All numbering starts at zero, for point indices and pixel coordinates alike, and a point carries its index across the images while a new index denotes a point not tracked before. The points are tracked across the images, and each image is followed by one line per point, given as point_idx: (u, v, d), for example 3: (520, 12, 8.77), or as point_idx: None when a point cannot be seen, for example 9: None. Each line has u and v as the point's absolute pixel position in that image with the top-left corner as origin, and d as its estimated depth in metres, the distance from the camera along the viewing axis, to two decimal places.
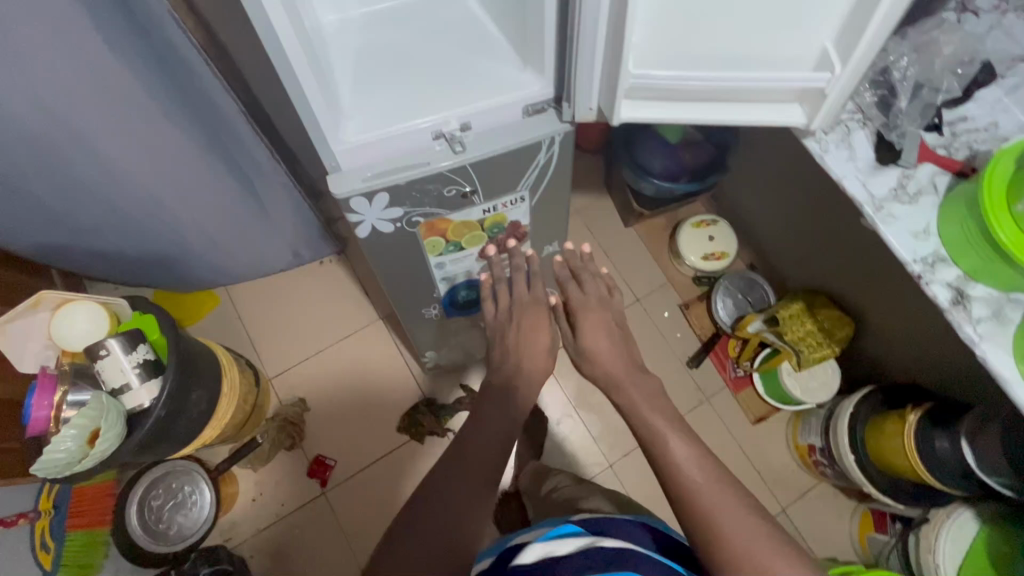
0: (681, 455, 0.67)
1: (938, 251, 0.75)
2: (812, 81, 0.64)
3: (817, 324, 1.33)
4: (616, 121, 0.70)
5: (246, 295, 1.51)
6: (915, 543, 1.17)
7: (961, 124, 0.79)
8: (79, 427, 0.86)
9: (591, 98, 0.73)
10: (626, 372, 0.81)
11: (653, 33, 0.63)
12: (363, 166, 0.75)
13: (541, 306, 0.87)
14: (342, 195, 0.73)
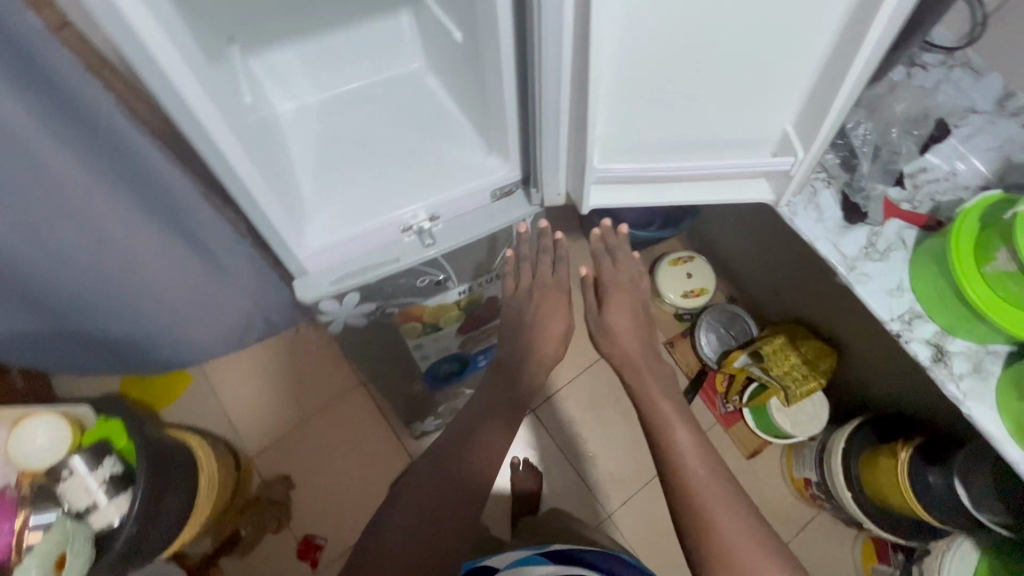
0: (686, 447, 0.69)
1: (913, 307, 0.75)
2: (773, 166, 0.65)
3: (801, 356, 1.33)
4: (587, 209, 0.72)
5: (219, 372, 1.45)
6: (919, 575, 1.16)
7: (922, 176, 0.81)
8: (42, 554, 0.77)
9: (558, 183, 0.72)
10: (643, 356, 0.80)
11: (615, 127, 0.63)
12: (330, 267, 0.73)
13: (564, 289, 0.80)
14: (310, 300, 0.71)
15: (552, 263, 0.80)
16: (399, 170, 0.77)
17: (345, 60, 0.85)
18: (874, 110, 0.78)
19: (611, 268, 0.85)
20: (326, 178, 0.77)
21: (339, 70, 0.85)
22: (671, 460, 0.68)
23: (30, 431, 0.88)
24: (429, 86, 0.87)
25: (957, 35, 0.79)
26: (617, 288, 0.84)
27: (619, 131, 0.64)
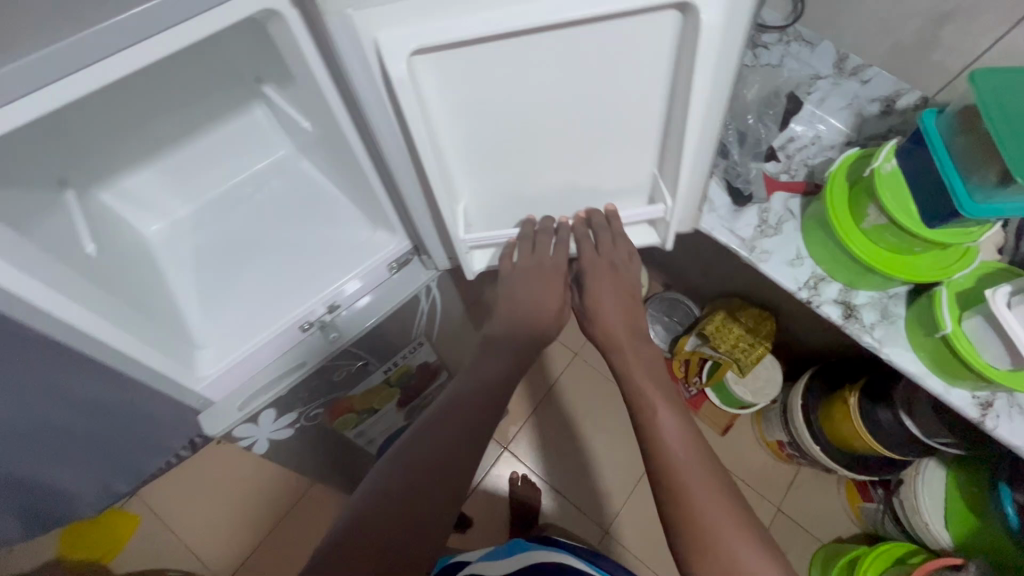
0: (671, 430, 0.58)
1: (815, 272, 0.78)
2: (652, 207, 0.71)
3: (743, 326, 1.36)
4: (473, 275, 0.76)
5: (167, 500, 1.35)
6: (900, 505, 1.20)
7: (791, 145, 0.86)
8: None
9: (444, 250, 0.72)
10: (629, 337, 0.69)
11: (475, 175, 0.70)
12: (234, 393, 0.67)
13: (550, 274, 0.72)
14: (220, 433, 0.65)
15: (546, 243, 0.73)
16: (287, 277, 0.75)
17: (207, 166, 0.83)
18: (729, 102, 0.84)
19: (590, 253, 0.73)
20: (209, 299, 0.75)
21: (204, 178, 0.84)
22: (650, 438, 0.58)
23: None
24: (302, 169, 0.85)
25: (783, 14, 0.86)
26: (597, 270, 0.72)
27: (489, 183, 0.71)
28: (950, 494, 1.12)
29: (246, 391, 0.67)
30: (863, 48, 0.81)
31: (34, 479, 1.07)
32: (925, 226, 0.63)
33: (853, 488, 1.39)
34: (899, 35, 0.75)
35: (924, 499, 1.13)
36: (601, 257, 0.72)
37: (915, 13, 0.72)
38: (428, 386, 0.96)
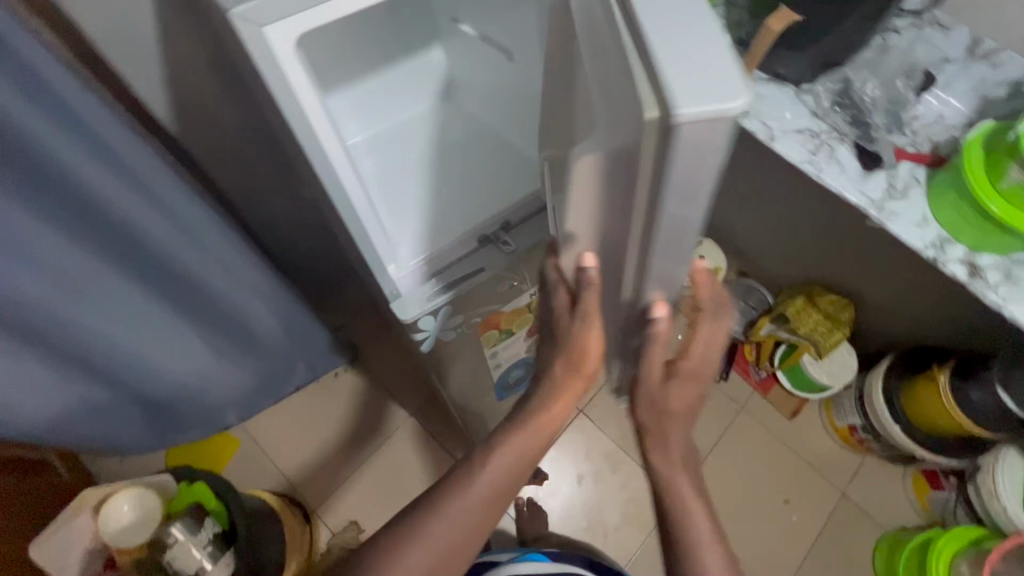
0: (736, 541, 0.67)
1: (940, 234, 0.84)
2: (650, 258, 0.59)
3: (822, 312, 1.41)
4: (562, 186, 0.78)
5: (268, 428, 1.44)
6: (975, 492, 1.23)
7: (917, 122, 0.92)
8: None
9: None
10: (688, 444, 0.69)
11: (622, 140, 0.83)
12: (419, 287, 0.78)
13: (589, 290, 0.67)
14: (409, 322, 0.76)
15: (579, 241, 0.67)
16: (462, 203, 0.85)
17: (391, 98, 0.95)
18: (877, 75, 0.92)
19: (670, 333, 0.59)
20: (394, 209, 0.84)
21: (385, 108, 0.95)
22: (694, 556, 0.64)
23: (119, 504, 0.89)
24: (466, 111, 0.94)
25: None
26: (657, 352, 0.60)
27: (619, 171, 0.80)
28: None
29: (430, 286, 0.78)
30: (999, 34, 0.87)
31: (175, 390, 1.15)
32: None
33: (920, 479, 1.43)
34: None
35: (1003, 484, 1.14)
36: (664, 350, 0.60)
37: None
38: None
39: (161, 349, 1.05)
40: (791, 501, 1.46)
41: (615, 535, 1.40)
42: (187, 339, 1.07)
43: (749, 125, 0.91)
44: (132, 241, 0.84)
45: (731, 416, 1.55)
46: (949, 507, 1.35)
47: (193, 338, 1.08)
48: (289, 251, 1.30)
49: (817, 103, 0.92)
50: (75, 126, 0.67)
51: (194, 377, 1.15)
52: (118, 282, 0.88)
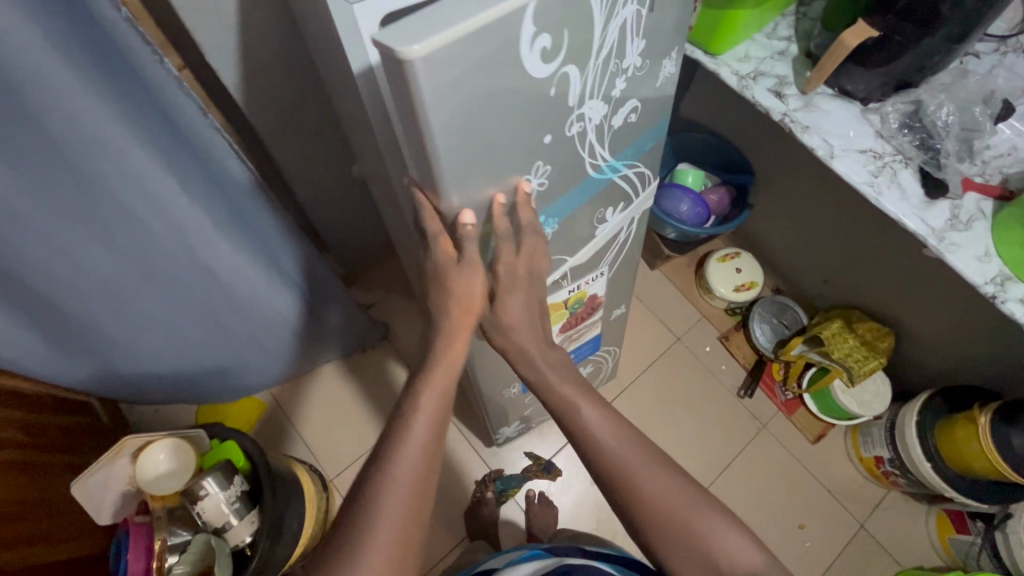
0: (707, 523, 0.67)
1: (1003, 271, 0.81)
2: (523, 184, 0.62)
3: (859, 338, 1.38)
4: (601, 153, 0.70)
5: (293, 396, 1.48)
6: (1003, 540, 1.18)
7: (989, 152, 0.88)
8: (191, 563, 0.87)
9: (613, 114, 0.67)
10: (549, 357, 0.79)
11: (623, 162, 0.75)
12: None
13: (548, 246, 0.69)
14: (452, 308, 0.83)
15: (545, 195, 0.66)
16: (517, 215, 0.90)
17: None
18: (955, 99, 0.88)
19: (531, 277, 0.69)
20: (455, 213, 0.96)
21: None
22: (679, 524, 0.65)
23: (155, 452, 0.94)
24: None
25: (1009, 24, 0.90)
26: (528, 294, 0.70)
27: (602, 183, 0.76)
28: None
29: None
30: None
31: (209, 352, 1.18)
32: None
33: (945, 519, 1.38)
34: None
35: None
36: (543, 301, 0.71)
37: None
38: (585, 321, 1.02)
39: (195, 317, 1.08)
40: (805, 527, 1.44)
41: (623, 540, 1.39)
42: (221, 313, 1.11)
43: (808, 140, 0.89)
44: (176, 215, 0.86)
45: (752, 434, 1.53)
46: (972, 552, 1.29)
47: (229, 312, 1.11)
48: (332, 228, 1.33)
49: (884, 123, 0.89)
50: (144, 96, 0.70)
51: (227, 345, 1.19)
52: (162, 252, 0.92)
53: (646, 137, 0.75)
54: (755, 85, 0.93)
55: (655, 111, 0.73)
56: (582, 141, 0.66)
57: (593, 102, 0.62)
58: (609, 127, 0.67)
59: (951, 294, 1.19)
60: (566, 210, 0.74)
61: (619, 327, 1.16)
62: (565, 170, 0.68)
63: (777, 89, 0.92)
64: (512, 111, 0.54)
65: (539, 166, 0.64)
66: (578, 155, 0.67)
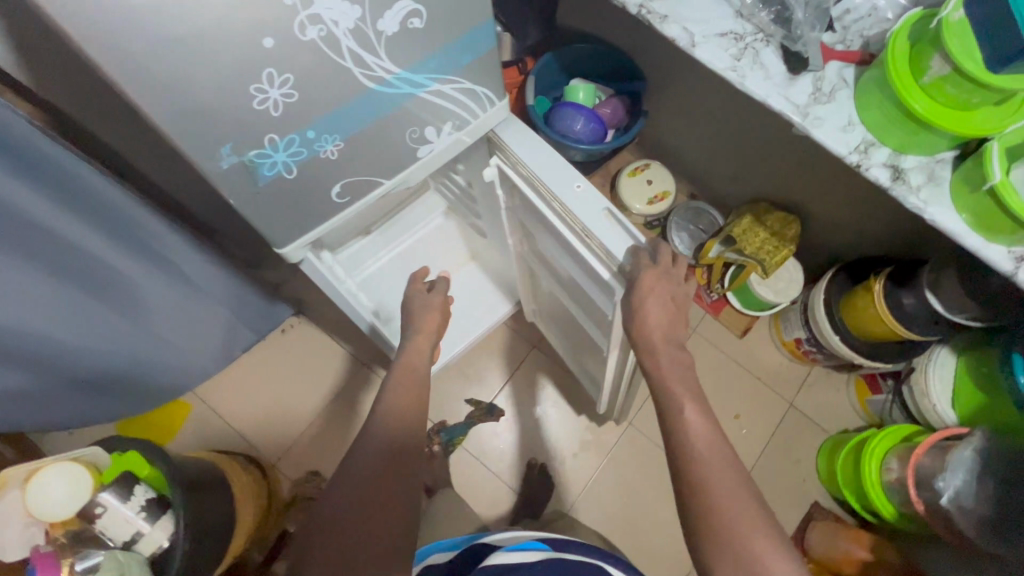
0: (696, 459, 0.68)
1: (866, 137, 0.80)
2: (269, 107, 0.52)
3: (769, 230, 1.40)
4: (382, 70, 0.56)
5: (218, 389, 1.43)
6: (909, 392, 1.27)
7: (848, 16, 0.86)
8: None
9: (384, 20, 0.52)
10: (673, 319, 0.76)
11: (428, 76, 0.61)
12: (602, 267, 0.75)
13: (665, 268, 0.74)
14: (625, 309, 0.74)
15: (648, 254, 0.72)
16: (550, 230, 0.88)
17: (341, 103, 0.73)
18: None
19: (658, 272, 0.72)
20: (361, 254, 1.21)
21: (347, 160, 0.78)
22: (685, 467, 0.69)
23: (45, 485, 0.85)
24: None
25: None
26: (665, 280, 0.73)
27: (408, 106, 0.63)
28: (960, 378, 1.17)
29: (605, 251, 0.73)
30: None
31: (95, 351, 1.11)
32: (990, 74, 0.65)
33: (862, 383, 1.46)
34: None
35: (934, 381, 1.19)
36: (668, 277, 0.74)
37: None
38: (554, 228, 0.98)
39: (61, 317, 1.01)
40: (740, 416, 1.51)
41: (572, 462, 1.45)
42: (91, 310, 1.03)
43: (668, 30, 0.84)
44: None
45: None
46: (887, 409, 1.39)
47: (101, 303, 1.06)
48: (210, 209, 1.23)
49: (741, 0, 0.85)
50: None
51: (114, 344, 1.13)
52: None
53: (453, 47, 0.60)
54: None
55: (462, 14, 0.58)
56: (334, 48, 0.51)
57: (328, 0, 0.48)
58: (375, 34, 0.53)
59: (843, 170, 1.20)
60: (349, 129, 0.60)
61: (523, 261, 1.16)
62: (327, 89, 0.54)
63: None
64: (203, 19, 0.43)
65: (271, 73, 0.49)
66: (338, 65, 0.53)
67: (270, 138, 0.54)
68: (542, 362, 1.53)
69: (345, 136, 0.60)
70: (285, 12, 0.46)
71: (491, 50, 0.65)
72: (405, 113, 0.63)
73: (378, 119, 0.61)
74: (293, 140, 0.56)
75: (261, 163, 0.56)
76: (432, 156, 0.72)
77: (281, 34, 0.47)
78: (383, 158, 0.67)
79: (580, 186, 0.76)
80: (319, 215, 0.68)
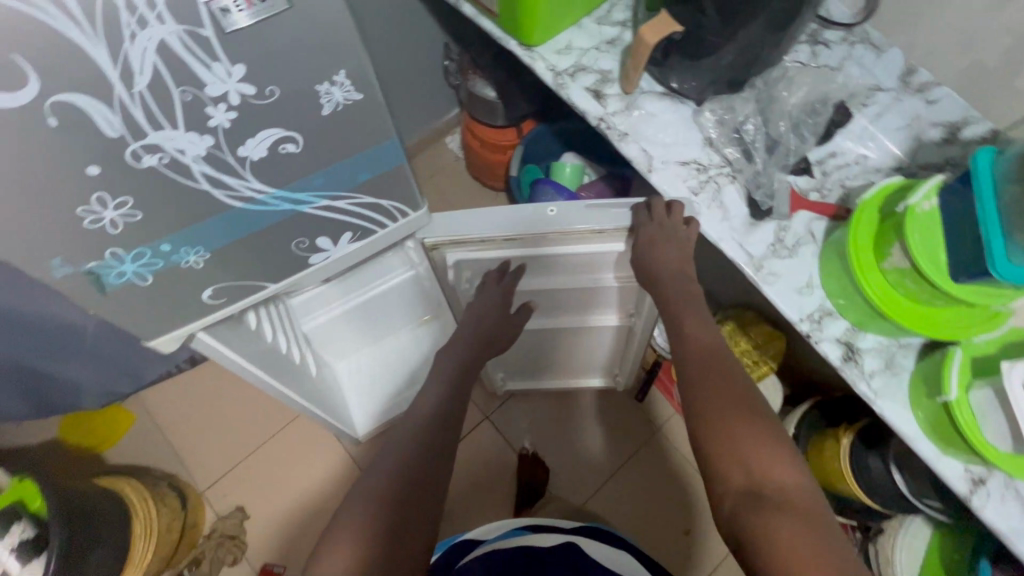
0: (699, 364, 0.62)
1: (823, 305, 0.71)
2: (114, 223, 0.49)
3: (751, 341, 1.28)
4: (249, 187, 0.53)
5: (165, 404, 1.43)
6: (873, 553, 1.13)
7: (830, 161, 0.78)
8: None
9: (250, 147, 0.49)
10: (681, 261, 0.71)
11: (311, 194, 0.58)
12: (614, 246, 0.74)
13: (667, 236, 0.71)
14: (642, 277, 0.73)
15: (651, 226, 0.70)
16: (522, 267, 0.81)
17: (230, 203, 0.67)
18: (768, 104, 0.78)
19: (653, 229, 0.70)
20: (312, 302, 1.14)
21: None
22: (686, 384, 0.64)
23: None
24: None
25: (854, 10, 0.77)
26: (660, 245, 0.70)
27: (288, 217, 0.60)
28: (929, 558, 1.04)
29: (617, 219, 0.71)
30: (938, 63, 0.72)
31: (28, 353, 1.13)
32: (951, 281, 0.57)
33: None
34: (982, 54, 0.67)
35: (900, 551, 1.06)
36: (663, 235, 0.71)
37: (1008, 31, 0.64)
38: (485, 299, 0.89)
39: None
40: (692, 532, 1.36)
41: None
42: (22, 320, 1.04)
43: (626, 150, 0.78)
44: None
45: (645, 437, 1.44)
46: None
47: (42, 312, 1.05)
48: None
49: (712, 129, 0.78)
50: None
51: (51, 347, 1.14)
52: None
53: (343, 167, 0.57)
54: (573, 82, 0.80)
55: (346, 138, 0.54)
56: (184, 173, 0.48)
57: (169, 132, 0.45)
58: (236, 160, 0.50)
59: None
60: (215, 241, 0.57)
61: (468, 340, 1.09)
62: (178, 202, 0.51)
63: (597, 88, 0.80)
64: (4, 155, 0.40)
65: (102, 197, 0.47)
66: (192, 187, 0.50)
67: (114, 252, 0.52)
68: (494, 433, 1.46)
69: (210, 247, 0.57)
70: (112, 143, 0.43)
71: (395, 166, 0.61)
72: (290, 224, 0.60)
73: (253, 230, 0.59)
74: (143, 252, 0.54)
75: (106, 271, 0.53)
76: (334, 261, 0.70)
77: (109, 162, 0.44)
78: (263, 257, 0.63)
79: (552, 210, 0.69)
80: (189, 306, 0.64)
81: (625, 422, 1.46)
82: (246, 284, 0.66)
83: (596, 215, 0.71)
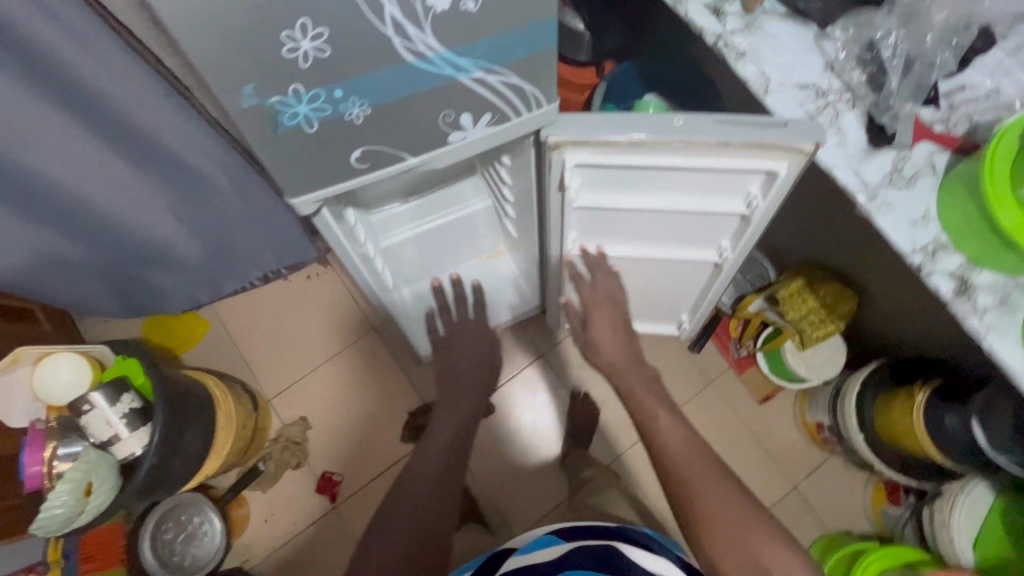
0: (670, 437, 0.74)
1: (938, 238, 0.69)
2: (305, 55, 0.50)
3: (819, 300, 1.24)
4: (426, 42, 0.54)
5: (238, 315, 1.50)
6: (928, 516, 1.13)
7: (958, 95, 0.74)
8: (73, 480, 0.84)
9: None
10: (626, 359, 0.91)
11: (472, 63, 0.58)
12: (730, 163, 0.74)
13: (602, 305, 0.98)
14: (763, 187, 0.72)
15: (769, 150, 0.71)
16: (629, 180, 0.82)
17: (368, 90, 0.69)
18: (908, 20, 0.73)
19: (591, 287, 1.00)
20: (387, 221, 1.21)
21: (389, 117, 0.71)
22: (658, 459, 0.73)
23: (53, 367, 0.92)
24: None
25: None
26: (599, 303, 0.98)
27: (442, 86, 0.60)
28: (989, 522, 1.04)
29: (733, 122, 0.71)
30: None
31: (130, 241, 1.15)
32: None
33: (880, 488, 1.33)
34: None
35: (958, 515, 1.05)
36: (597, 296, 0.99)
37: None
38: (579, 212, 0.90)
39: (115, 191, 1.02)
40: None
41: (552, 487, 1.39)
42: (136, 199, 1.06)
43: (742, 70, 0.76)
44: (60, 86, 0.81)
45: (697, 389, 1.45)
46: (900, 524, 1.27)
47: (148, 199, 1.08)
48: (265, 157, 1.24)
49: (836, 52, 0.75)
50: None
51: (152, 238, 1.16)
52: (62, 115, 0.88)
53: (508, 37, 0.57)
54: None
55: (512, 9, 0.54)
56: (377, 13, 0.49)
57: None
58: (424, 8, 0.50)
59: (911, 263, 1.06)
60: (379, 97, 0.57)
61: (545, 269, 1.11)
62: (353, 54, 0.52)
63: (717, 4, 0.78)
64: None
65: (304, 23, 0.48)
66: (377, 31, 0.51)
67: (296, 87, 0.53)
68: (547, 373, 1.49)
69: (372, 103, 0.57)
70: None
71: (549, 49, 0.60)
72: (443, 94, 0.60)
73: (411, 94, 0.59)
74: (318, 95, 0.54)
75: (282, 110, 0.55)
76: (464, 145, 0.69)
77: None
78: (406, 132, 0.63)
79: (679, 121, 0.72)
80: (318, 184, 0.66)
81: (679, 373, 1.46)
82: (387, 152, 0.64)
83: (723, 126, 0.71)
